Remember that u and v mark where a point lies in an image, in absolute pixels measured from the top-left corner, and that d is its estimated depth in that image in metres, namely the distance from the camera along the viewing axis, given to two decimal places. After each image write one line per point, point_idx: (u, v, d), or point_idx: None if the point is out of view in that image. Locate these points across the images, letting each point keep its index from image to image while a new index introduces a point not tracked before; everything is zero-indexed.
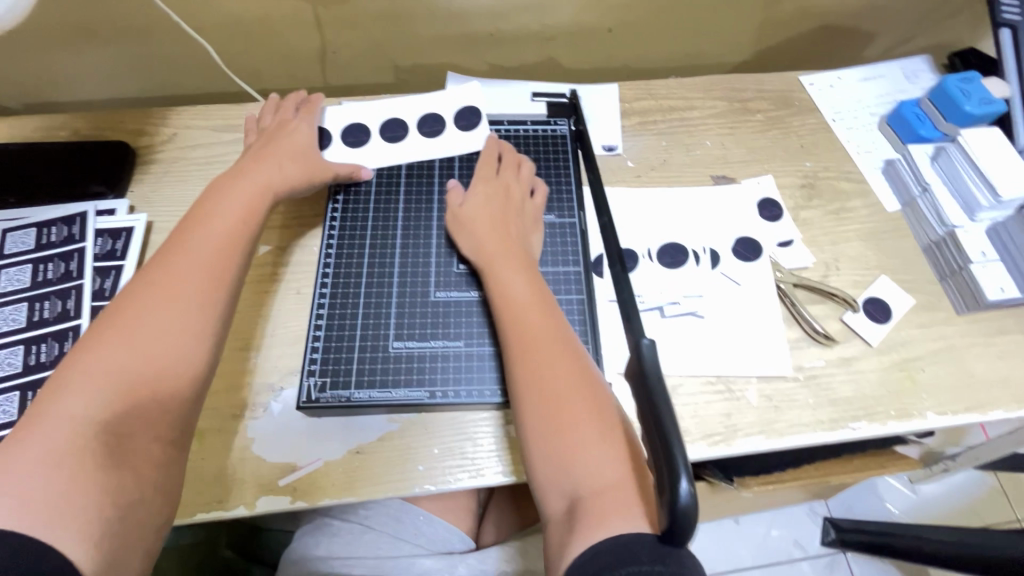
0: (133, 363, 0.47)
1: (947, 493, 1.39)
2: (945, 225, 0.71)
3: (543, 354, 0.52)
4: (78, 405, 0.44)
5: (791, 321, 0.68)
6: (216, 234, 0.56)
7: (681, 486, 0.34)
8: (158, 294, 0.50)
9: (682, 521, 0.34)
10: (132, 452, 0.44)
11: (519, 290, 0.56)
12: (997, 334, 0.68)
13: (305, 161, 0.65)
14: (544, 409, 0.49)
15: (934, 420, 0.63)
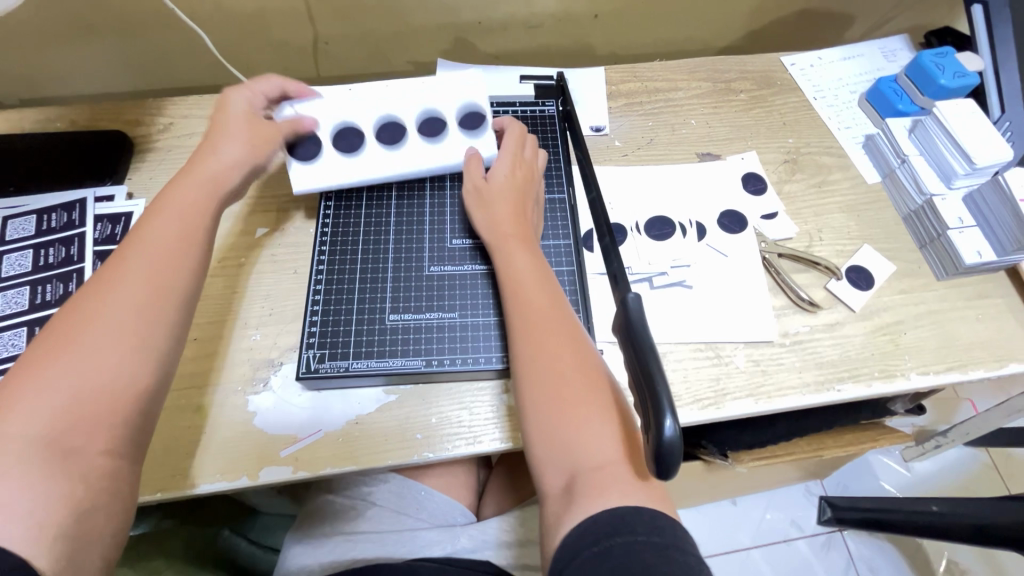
0: (77, 365, 0.44)
1: (940, 470, 1.41)
2: (924, 194, 0.73)
3: (546, 333, 0.53)
4: (21, 419, 0.41)
5: (777, 290, 0.70)
6: (169, 229, 0.53)
7: (667, 424, 0.35)
8: (102, 306, 0.47)
9: (666, 459, 0.35)
10: (83, 465, 0.42)
11: (524, 271, 0.57)
12: (976, 297, 0.70)
13: (255, 145, 0.62)
14: (547, 387, 0.51)
15: (917, 380, 0.65)
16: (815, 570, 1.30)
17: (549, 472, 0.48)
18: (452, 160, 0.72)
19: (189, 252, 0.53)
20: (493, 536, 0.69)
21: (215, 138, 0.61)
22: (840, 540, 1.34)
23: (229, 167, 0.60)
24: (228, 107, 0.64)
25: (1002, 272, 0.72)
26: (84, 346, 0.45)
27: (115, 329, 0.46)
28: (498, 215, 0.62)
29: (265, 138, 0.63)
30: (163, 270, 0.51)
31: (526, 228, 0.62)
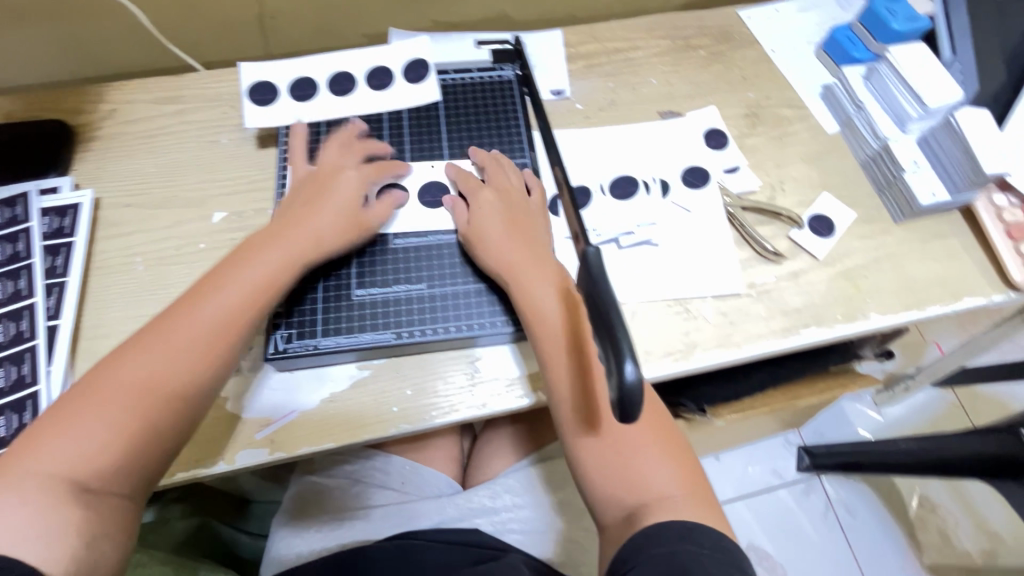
0: (123, 404, 0.47)
1: (910, 412, 1.46)
2: (879, 139, 0.74)
3: (590, 375, 0.56)
4: (53, 455, 0.45)
5: (742, 242, 0.71)
6: (244, 284, 0.54)
7: (627, 369, 0.36)
8: (150, 353, 0.50)
9: (629, 404, 0.36)
10: (98, 503, 0.45)
11: (552, 309, 0.57)
12: (933, 238, 0.72)
13: (349, 216, 0.60)
14: (600, 429, 0.55)
15: (878, 320, 0.67)
16: (795, 515, 1.36)
17: (609, 504, 0.53)
18: (409, 130, 0.71)
19: (243, 319, 0.53)
20: (479, 504, 0.70)
21: (306, 198, 0.61)
22: (819, 486, 1.39)
23: (319, 235, 0.58)
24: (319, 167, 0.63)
25: (957, 211, 0.74)
26: (120, 398, 0.47)
27: (151, 389, 0.49)
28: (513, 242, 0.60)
29: (363, 215, 0.61)
30: (212, 335, 0.51)
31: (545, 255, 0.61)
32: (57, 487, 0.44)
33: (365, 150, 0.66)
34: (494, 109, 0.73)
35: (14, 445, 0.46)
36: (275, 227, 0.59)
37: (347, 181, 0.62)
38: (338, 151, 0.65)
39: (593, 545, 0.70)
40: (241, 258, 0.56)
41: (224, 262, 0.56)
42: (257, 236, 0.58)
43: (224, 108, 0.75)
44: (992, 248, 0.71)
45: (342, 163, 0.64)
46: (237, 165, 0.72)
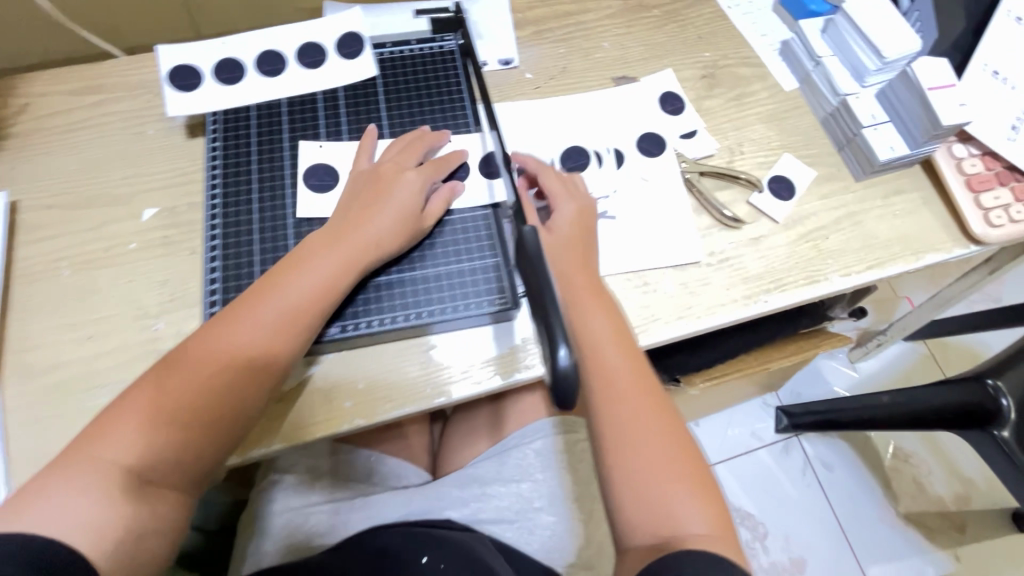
0: (181, 405, 0.49)
1: (884, 367, 1.48)
2: (838, 94, 0.72)
3: (640, 404, 0.55)
4: (120, 445, 0.47)
5: (701, 210, 0.69)
6: (303, 288, 0.53)
7: (559, 355, 0.35)
8: (207, 355, 0.50)
9: (562, 389, 0.35)
10: (153, 496, 0.48)
11: (606, 339, 0.56)
12: (894, 194, 0.70)
13: (404, 223, 0.58)
14: (636, 460, 0.53)
15: (839, 282, 0.66)
16: (776, 474, 1.39)
17: (636, 532, 0.52)
18: (347, 111, 0.67)
19: (301, 327, 0.53)
20: (447, 494, 0.68)
21: (365, 200, 0.59)
22: (798, 445, 1.42)
23: (374, 242, 0.57)
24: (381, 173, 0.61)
25: (918, 166, 0.72)
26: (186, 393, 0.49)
27: (213, 387, 0.50)
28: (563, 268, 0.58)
29: (417, 223, 0.60)
30: (267, 341, 0.52)
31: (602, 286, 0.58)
32: (121, 476, 0.47)
33: (447, 161, 0.63)
34: (436, 84, 0.70)
35: (91, 425, 0.49)
36: (335, 229, 0.57)
37: (409, 185, 0.60)
38: (398, 151, 0.63)
39: (571, 529, 0.67)
40: (302, 261, 0.55)
41: (286, 261, 0.55)
42: (317, 237, 0.56)
43: (149, 97, 0.70)
44: (952, 202, 0.70)
45: (403, 162, 0.62)
46: (165, 157, 0.67)
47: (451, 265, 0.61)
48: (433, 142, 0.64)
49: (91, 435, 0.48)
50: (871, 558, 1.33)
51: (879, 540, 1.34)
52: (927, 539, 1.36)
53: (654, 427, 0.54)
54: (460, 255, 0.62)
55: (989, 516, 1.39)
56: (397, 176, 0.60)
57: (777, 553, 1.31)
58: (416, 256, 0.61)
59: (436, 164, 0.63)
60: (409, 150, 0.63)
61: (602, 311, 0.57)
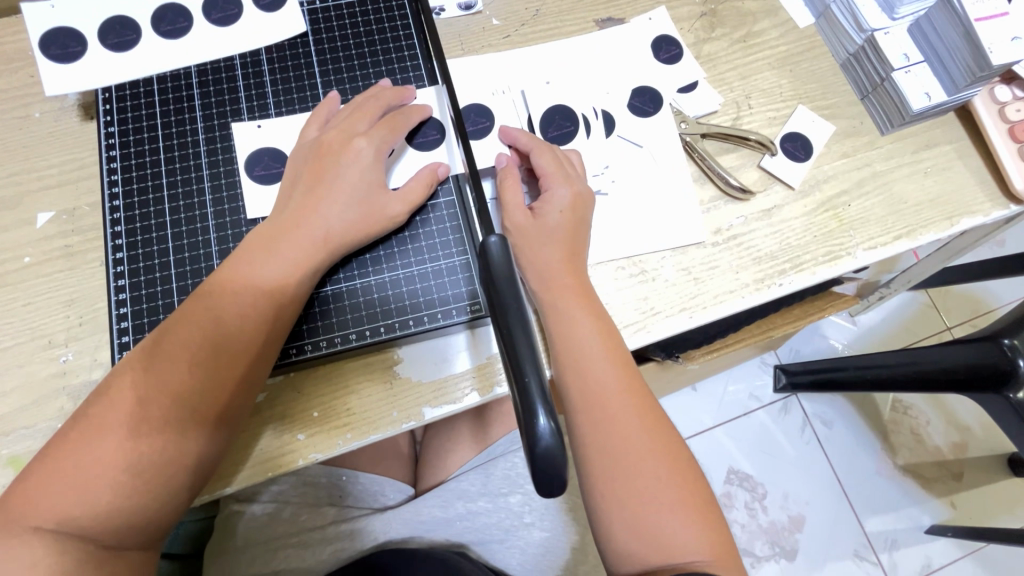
0: (121, 448, 0.41)
1: (885, 319, 1.41)
2: (864, 31, 0.60)
3: (626, 416, 0.47)
4: (54, 504, 0.40)
5: (703, 179, 0.59)
6: (248, 298, 0.45)
7: (539, 425, 0.28)
8: (145, 387, 0.42)
9: (547, 468, 0.28)
10: (109, 557, 0.41)
11: (591, 345, 0.48)
12: (925, 149, 0.61)
13: (364, 206, 0.49)
14: (620, 479, 0.46)
15: (864, 257, 0.57)
16: (773, 434, 1.32)
17: (624, 559, 0.46)
18: (272, 79, 0.55)
19: (254, 343, 0.45)
20: (429, 516, 0.64)
21: (310, 181, 0.49)
22: (796, 403, 1.34)
23: (329, 233, 0.47)
24: (328, 145, 0.50)
25: (952, 114, 0.62)
26: (127, 432, 0.41)
27: (156, 423, 0.42)
28: (545, 266, 0.50)
29: (384, 204, 0.49)
30: (212, 362, 0.43)
31: (584, 280, 0.51)
32: (62, 541, 0.39)
33: (405, 123, 0.52)
34: (381, 39, 0.57)
35: (15, 486, 0.41)
36: (281, 222, 0.47)
37: (360, 156, 0.49)
38: (348, 113, 0.51)
39: (564, 545, 0.64)
40: (245, 264, 0.46)
41: (226, 266, 0.46)
42: (259, 234, 0.47)
43: (29, 69, 0.56)
44: (993, 155, 0.60)
45: (352, 126, 0.50)
46: (55, 146, 0.55)
47: (412, 267, 0.52)
48: (393, 99, 0.53)
49: (14, 498, 0.40)
50: (870, 512, 1.27)
51: (876, 492, 1.29)
52: (923, 489, 1.30)
53: (648, 443, 0.47)
54: (422, 253, 0.52)
55: (985, 463, 1.32)
56: (346, 146, 0.49)
57: (777, 513, 1.26)
58: (370, 258, 0.51)
59: (395, 125, 0.51)
60: (360, 110, 0.51)
61: (587, 314, 0.49)
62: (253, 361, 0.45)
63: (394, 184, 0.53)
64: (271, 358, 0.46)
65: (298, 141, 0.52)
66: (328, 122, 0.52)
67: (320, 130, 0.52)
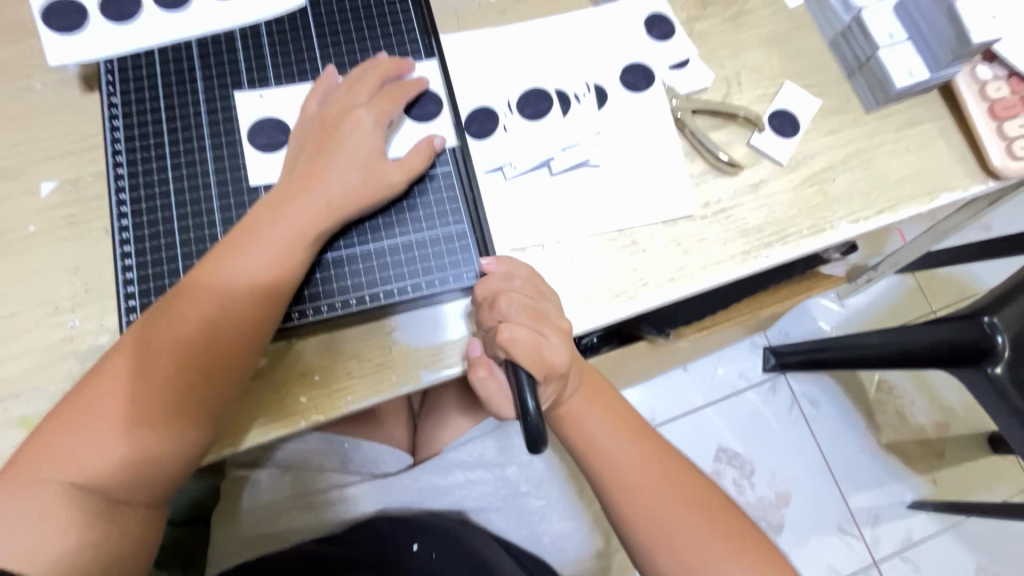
0: (134, 411, 0.43)
1: (873, 302, 1.44)
2: (852, 9, 0.62)
3: (655, 481, 0.50)
4: (68, 460, 0.41)
5: (694, 153, 0.60)
6: (253, 268, 0.46)
7: (526, 403, 0.44)
8: (155, 353, 0.44)
9: (534, 433, 0.42)
10: (121, 513, 0.42)
11: (601, 429, 0.52)
12: (907, 126, 0.63)
13: (366, 174, 0.50)
14: (662, 538, 0.49)
15: (846, 230, 0.59)
16: (762, 413, 1.35)
17: None
18: (272, 52, 0.56)
19: (261, 305, 0.46)
20: (428, 483, 0.66)
21: (313, 151, 0.50)
22: (785, 383, 1.37)
23: (332, 201, 0.48)
24: (331, 119, 0.51)
25: (935, 91, 0.64)
26: (139, 395, 0.43)
27: (169, 387, 0.44)
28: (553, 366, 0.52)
29: (384, 174, 0.51)
30: (221, 331, 0.45)
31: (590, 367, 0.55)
32: (74, 492, 0.41)
33: (404, 95, 0.53)
34: (378, 14, 0.58)
35: (26, 442, 0.42)
36: (282, 193, 0.49)
37: (361, 126, 0.50)
38: (348, 87, 0.53)
39: (560, 512, 0.68)
40: (251, 230, 0.47)
41: (232, 234, 0.48)
42: (265, 204, 0.49)
43: (28, 41, 0.57)
44: (973, 132, 0.62)
45: (353, 99, 0.52)
46: (56, 118, 0.55)
47: (410, 236, 0.53)
48: (392, 72, 0.54)
49: (26, 453, 0.42)
50: (854, 488, 1.31)
51: (861, 469, 1.32)
52: (906, 466, 1.34)
53: (680, 500, 0.50)
54: (421, 223, 0.53)
55: (966, 441, 1.36)
56: (347, 118, 0.50)
57: (764, 489, 1.29)
58: (370, 227, 0.53)
59: (393, 98, 0.53)
60: (359, 82, 0.52)
61: (594, 404, 0.53)
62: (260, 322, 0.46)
63: (392, 154, 0.54)
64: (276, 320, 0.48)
65: (302, 113, 0.53)
66: (328, 96, 0.53)
67: (321, 104, 0.53)
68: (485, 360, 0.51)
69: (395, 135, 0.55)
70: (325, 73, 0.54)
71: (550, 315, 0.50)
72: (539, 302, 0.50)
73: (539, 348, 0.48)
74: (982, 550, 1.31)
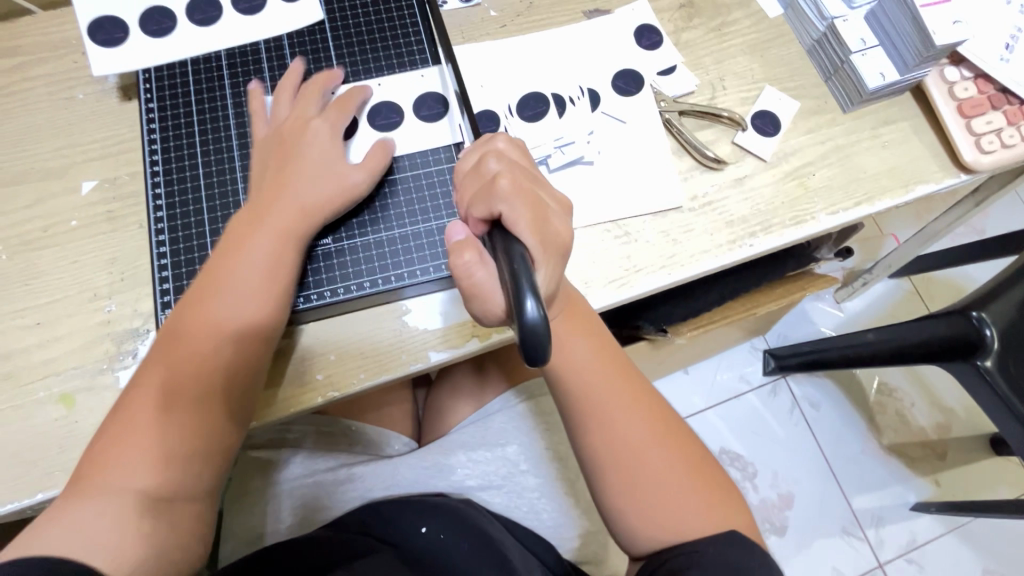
0: (171, 422, 0.47)
1: (869, 304, 1.46)
2: (826, 18, 0.66)
3: (622, 407, 0.51)
4: (117, 471, 0.45)
5: (682, 151, 0.65)
6: (251, 273, 0.50)
7: (527, 303, 0.34)
8: (180, 367, 0.49)
9: (536, 339, 0.34)
10: (173, 509, 0.47)
11: (580, 355, 0.51)
12: (882, 125, 0.67)
13: (325, 176, 0.54)
14: (619, 464, 0.50)
15: (826, 221, 0.63)
16: (762, 414, 1.37)
17: (634, 535, 0.51)
18: (293, 61, 0.61)
19: (269, 313, 0.51)
20: (433, 462, 0.69)
21: (278, 159, 0.55)
22: (785, 386, 1.39)
23: (306, 204, 0.53)
24: (285, 133, 0.55)
25: (908, 92, 0.68)
26: (172, 406, 0.48)
27: (196, 393, 0.48)
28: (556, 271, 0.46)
29: (344, 174, 0.55)
30: (237, 338, 0.50)
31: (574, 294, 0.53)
32: (130, 493, 0.45)
33: (350, 101, 0.58)
34: (389, 26, 0.64)
35: (79, 463, 0.47)
36: (254, 205, 0.53)
37: (316, 134, 0.55)
38: (294, 103, 0.57)
39: (558, 490, 0.69)
40: (240, 244, 0.52)
41: (227, 244, 0.52)
42: (244, 216, 0.53)
43: (74, 55, 0.62)
44: (943, 129, 0.66)
45: (305, 113, 0.56)
46: (98, 124, 0.61)
47: (406, 228, 0.57)
48: (326, 83, 0.59)
49: (81, 469, 0.46)
50: (857, 490, 1.32)
51: (862, 469, 1.34)
52: (907, 467, 1.35)
53: (645, 427, 0.51)
54: (415, 216, 0.58)
55: (966, 441, 1.37)
56: (301, 129, 0.55)
57: (767, 491, 1.31)
58: (365, 220, 0.57)
59: (340, 105, 0.57)
60: (298, 99, 0.57)
61: (580, 339, 0.51)
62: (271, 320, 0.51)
63: (352, 159, 0.59)
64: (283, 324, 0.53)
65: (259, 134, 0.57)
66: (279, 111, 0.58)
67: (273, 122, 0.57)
68: (475, 245, 0.42)
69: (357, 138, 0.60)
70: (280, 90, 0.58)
71: (544, 183, 0.48)
72: (530, 167, 0.48)
73: (535, 227, 0.42)
74: (988, 552, 1.31)
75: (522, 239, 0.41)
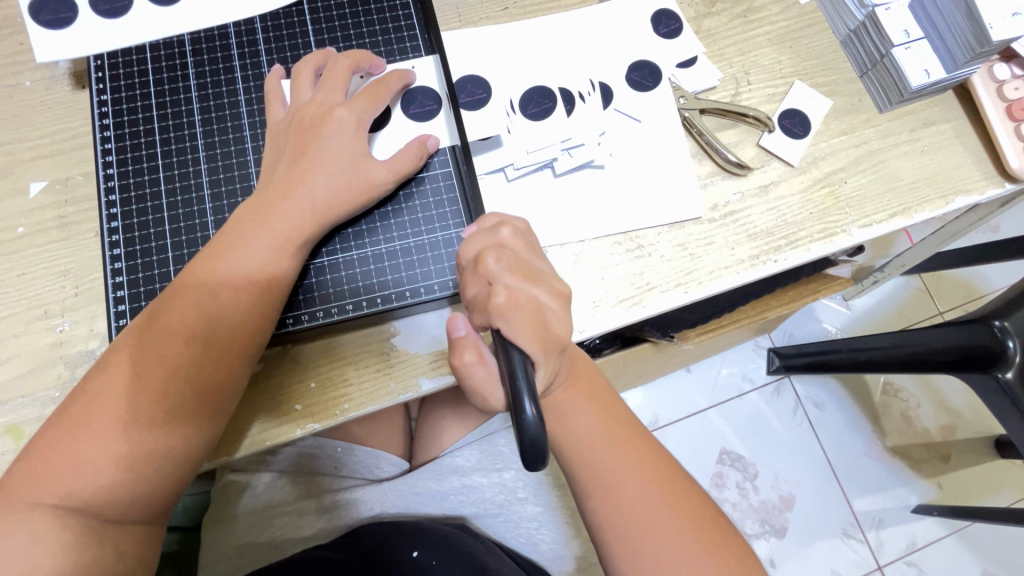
0: (128, 429, 0.41)
1: (879, 303, 1.41)
2: (866, 6, 0.60)
3: (636, 479, 0.46)
4: (58, 482, 0.40)
5: (702, 154, 0.59)
6: (243, 275, 0.45)
7: (525, 409, 0.35)
8: (146, 370, 0.42)
9: (534, 451, 0.35)
10: (114, 533, 0.41)
11: (588, 427, 0.47)
12: (922, 127, 0.61)
13: (350, 176, 0.48)
14: (631, 542, 0.45)
15: (859, 235, 0.58)
16: (765, 415, 1.33)
17: None
18: (267, 48, 0.54)
19: (251, 318, 0.45)
20: (424, 489, 0.64)
21: (296, 148, 0.48)
22: (789, 386, 1.35)
23: (316, 202, 0.47)
24: (310, 118, 0.48)
25: (951, 91, 0.62)
26: (132, 413, 0.41)
27: (161, 401, 0.42)
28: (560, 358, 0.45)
29: (367, 172, 0.48)
30: (212, 340, 0.44)
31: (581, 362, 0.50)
32: (65, 515, 0.39)
33: (387, 89, 0.51)
34: (376, 8, 0.56)
35: (12, 470, 0.41)
36: (259, 199, 0.47)
37: (342, 125, 0.48)
38: (324, 83, 0.50)
39: (559, 520, 0.66)
40: (233, 237, 0.45)
41: (215, 241, 0.46)
42: (249, 209, 0.47)
43: (18, 36, 0.55)
44: (989, 133, 0.60)
45: (331, 96, 0.49)
46: (48, 116, 0.54)
47: (395, 241, 0.51)
48: (363, 64, 0.52)
49: (16, 477, 0.40)
50: (858, 493, 1.29)
51: (866, 474, 1.31)
52: (911, 470, 1.32)
53: (660, 498, 0.46)
54: (405, 229, 0.51)
55: (972, 445, 1.33)
56: (327, 116, 0.48)
57: (767, 492, 1.28)
58: (352, 233, 0.51)
59: (375, 93, 0.50)
60: (328, 79, 0.50)
61: (586, 406, 0.48)
62: (249, 335, 0.45)
63: (379, 153, 0.53)
64: (270, 326, 0.46)
65: (278, 116, 0.51)
66: (302, 89, 0.50)
67: (297, 99, 0.50)
68: (474, 344, 0.43)
69: (389, 131, 0.53)
70: (304, 64, 0.51)
71: (544, 275, 0.44)
72: (532, 258, 0.44)
73: (537, 325, 0.41)
74: (988, 556, 1.28)
75: (521, 346, 0.40)
